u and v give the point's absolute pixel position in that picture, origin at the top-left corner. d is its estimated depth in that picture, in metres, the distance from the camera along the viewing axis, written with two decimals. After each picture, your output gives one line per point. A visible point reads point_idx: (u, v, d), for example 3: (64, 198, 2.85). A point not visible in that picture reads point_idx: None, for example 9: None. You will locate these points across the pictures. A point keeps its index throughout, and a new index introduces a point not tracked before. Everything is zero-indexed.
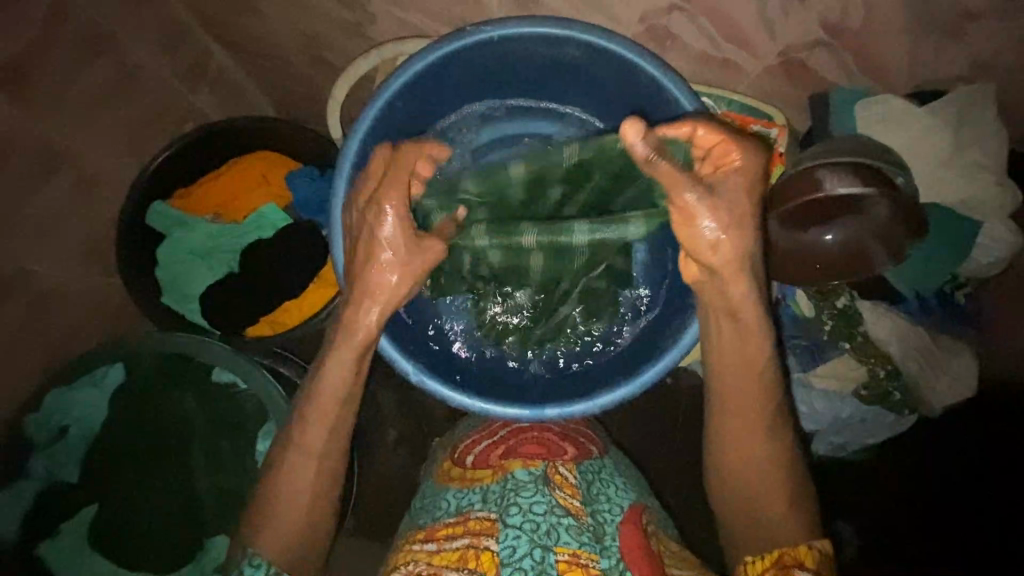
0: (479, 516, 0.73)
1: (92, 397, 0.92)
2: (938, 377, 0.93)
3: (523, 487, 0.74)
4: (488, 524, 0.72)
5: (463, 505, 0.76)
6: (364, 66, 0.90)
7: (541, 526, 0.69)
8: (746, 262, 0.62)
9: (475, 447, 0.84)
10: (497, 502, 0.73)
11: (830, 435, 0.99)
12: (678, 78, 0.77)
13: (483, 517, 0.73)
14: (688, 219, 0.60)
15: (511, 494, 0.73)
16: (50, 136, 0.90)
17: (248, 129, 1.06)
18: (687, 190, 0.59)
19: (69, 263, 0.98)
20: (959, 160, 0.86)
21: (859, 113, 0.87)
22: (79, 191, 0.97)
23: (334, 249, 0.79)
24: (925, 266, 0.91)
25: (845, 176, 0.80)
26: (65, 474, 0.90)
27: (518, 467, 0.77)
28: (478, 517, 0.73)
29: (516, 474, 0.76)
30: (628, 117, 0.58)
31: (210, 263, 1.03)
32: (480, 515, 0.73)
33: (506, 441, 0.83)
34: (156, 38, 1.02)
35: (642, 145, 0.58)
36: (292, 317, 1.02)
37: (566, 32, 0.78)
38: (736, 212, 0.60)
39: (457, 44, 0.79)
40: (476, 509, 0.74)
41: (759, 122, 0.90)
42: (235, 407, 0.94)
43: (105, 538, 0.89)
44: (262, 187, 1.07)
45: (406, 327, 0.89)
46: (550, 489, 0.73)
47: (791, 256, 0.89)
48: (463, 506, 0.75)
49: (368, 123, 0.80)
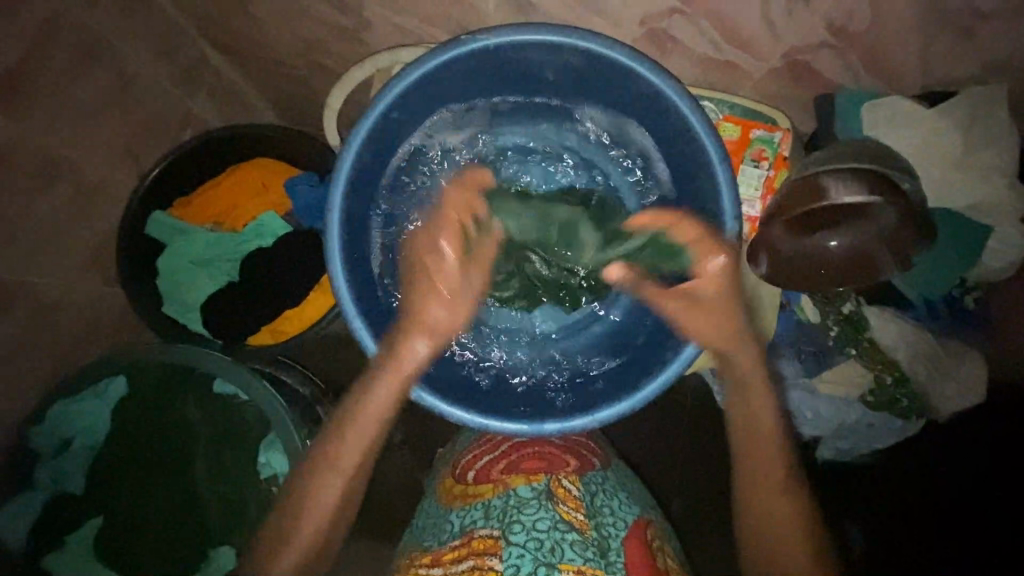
0: (483, 535, 0.73)
1: (96, 409, 0.92)
2: (944, 383, 0.91)
3: (526, 504, 0.75)
4: (491, 542, 0.72)
5: (467, 523, 0.76)
6: (359, 74, 0.88)
7: (545, 544, 0.70)
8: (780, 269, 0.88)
9: (478, 462, 0.83)
10: (500, 519, 0.74)
11: (835, 440, 0.98)
12: (678, 84, 0.76)
13: (486, 536, 0.73)
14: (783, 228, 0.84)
15: (513, 512, 0.74)
16: (49, 148, 0.90)
17: (246, 136, 1.05)
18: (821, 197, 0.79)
19: (71, 275, 0.99)
20: (970, 162, 0.83)
21: (865, 116, 0.85)
22: (79, 202, 0.97)
23: (331, 267, 0.79)
24: (934, 271, 0.89)
25: (851, 184, 0.77)
26: (72, 485, 0.91)
27: (521, 484, 0.78)
28: (481, 536, 0.73)
29: (518, 491, 0.77)
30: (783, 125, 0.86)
31: (211, 271, 1.03)
32: (483, 533, 0.73)
33: (508, 456, 0.83)
34: (154, 46, 1.02)
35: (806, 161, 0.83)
36: (293, 326, 1.02)
37: (565, 39, 0.77)
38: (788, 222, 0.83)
39: (453, 52, 0.78)
40: (479, 527, 0.74)
41: (762, 127, 0.87)
42: (237, 419, 0.94)
43: (110, 551, 0.90)
44: (260, 194, 1.06)
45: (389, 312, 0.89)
46: (554, 504, 0.75)
47: (796, 264, 0.87)
48: (466, 525, 0.76)
49: (364, 135, 0.79)
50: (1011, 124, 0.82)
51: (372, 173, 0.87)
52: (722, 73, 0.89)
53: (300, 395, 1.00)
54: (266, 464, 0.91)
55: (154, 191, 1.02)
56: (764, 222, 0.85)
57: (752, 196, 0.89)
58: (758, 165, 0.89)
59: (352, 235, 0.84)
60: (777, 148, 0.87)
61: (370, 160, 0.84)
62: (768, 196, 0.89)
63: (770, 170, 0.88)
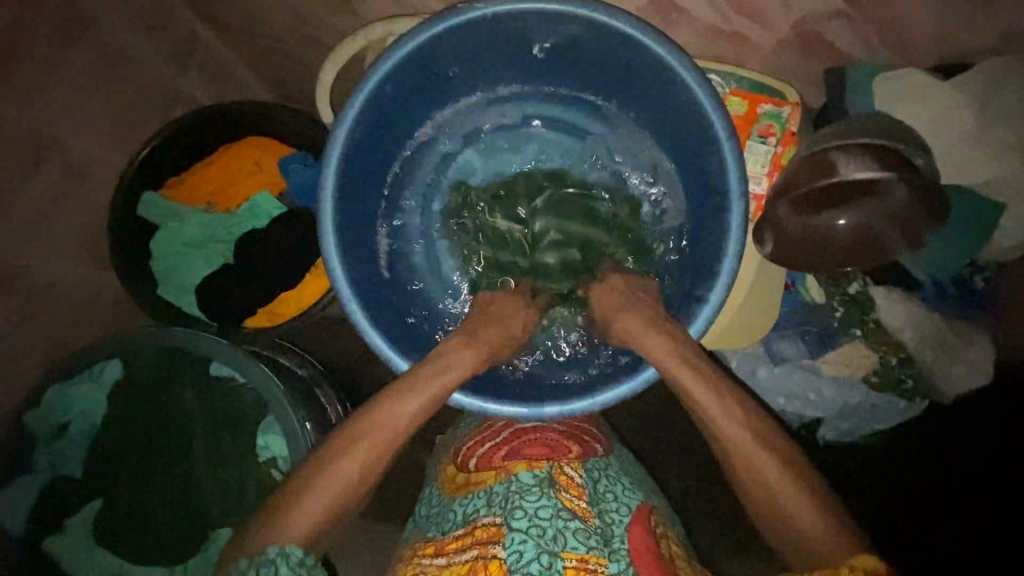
0: (486, 523, 0.73)
1: (91, 393, 0.91)
2: (951, 365, 0.90)
3: (528, 490, 0.73)
4: (493, 530, 0.71)
5: (469, 512, 0.75)
6: (352, 48, 0.85)
7: (547, 531, 0.70)
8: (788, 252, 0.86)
9: (478, 450, 0.81)
10: (502, 506, 0.72)
11: (838, 421, 0.96)
12: (683, 56, 0.73)
13: (489, 524, 0.72)
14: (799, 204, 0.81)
15: (514, 498, 0.72)
16: (40, 126, 0.88)
17: (238, 115, 1.02)
18: (846, 169, 0.76)
19: (65, 257, 0.97)
20: (982, 138, 0.80)
21: (878, 87, 0.81)
22: (71, 181, 0.95)
23: (325, 247, 0.78)
24: (944, 251, 0.87)
25: (859, 160, 0.75)
26: (71, 469, 0.91)
27: (523, 470, 0.76)
28: (484, 525, 0.73)
29: (520, 476, 0.75)
30: (791, 101, 0.83)
31: (206, 254, 1.00)
32: (486, 521, 0.73)
33: (510, 442, 0.81)
34: (144, 20, 0.99)
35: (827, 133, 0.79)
36: (289, 308, 1.01)
37: (566, 8, 0.74)
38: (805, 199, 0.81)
39: (448, 22, 0.75)
40: (482, 516, 0.74)
41: (770, 102, 0.84)
42: (235, 402, 0.93)
43: (111, 535, 0.90)
44: (254, 175, 1.04)
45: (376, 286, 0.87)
46: (556, 492, 0.73)
47: (802, 243, 0.85)
48: (469, 515, 0.75)
49: (357, 109, 0.77)
50: None
51: (369, 150, 0.84)
52: (728, 46, 0.86)
53: (301, 377, 1.00)
54: (264, 447, 0.91)
55: (145, 171, 1.00)
56: (771, 199, 0.82)
57: (758, 173, 0.86)
58: (765, 142, 0.85)
59: (346, 217, 0.82)
60: (785, 123, 0.84)
61: (365, 137, 0.81)
62: (775, 173, 0.86)
63: (777, 147, 0.84)
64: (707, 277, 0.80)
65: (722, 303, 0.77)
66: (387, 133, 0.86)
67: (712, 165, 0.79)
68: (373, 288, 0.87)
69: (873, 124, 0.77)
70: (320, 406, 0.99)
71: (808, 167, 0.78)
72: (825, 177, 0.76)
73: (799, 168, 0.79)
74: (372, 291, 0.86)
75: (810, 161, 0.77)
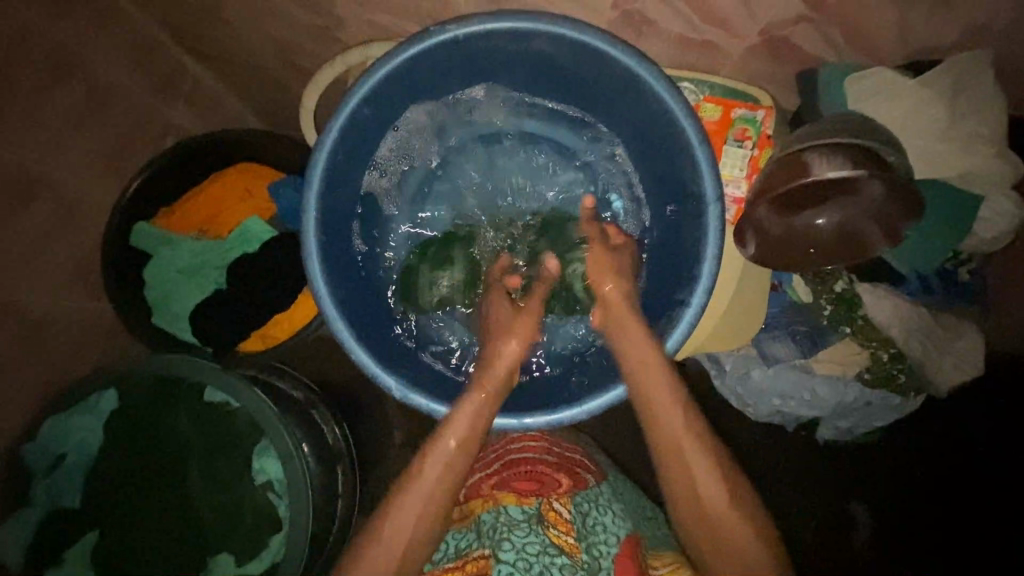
0: (476, 556, 0.74)
1: (89, 423, 0.92)
2: (942, 358, 0.89)
3: (517, 525, 0.75)
4: (482, 563, 0.72)
5: (461, 546, 0.76)
6: (329, 74, 0.85)
7: (534, 565, 0.71)
8: (774, 254, 0.87)
9: (470, 481, 0.87)
10: (490, 538, 0.74)
11: (836, 420, 0.98)
12: (653, 64, 0.75)
13: (479, 556, 0.73)
14: (778, 208, 0.83)
15: (502, 530, 0.74)
16: (27, 165, 0.89)
17: (227, 144, 1.05)
18: (816, 167, 0.75)
19: (58, 291, 0.98)
20: (957, 132, 0.82)
21: (849, 89, 0.83)
22: (59, 216, 0.96)
23: (309, 269, 0.79)
24: (926, 245, 0.87)
25: (833, 160, 0.74)
26: (68, 500, 0.91)
27: (512, 503, 0.78)
28: (474, 559, 0.74)
29: (509, 509, 0.78)
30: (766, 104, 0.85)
31: (197, 281, 1.00)
32: (476, 555, 0.74)
33: (499, 473, 0.85)
34: (129, 56, 1.02)
35: (799, 134, 0.80)
36: (282, 331, 1.01)
37: (537, 25, 0.75)
38: (782, 203, 0.81)
39: (423, 45, 0.77)
40: (472, 549, 0.75)
41: (743, 106, 0.86)
42: (227, 427, 0.93)
43: (107, 564, 0.90)
44: (246, 201, 1.04)
45: (360, 301, 0.89)
46: (544, 529, 0.75)
47: (782, 244, 0.86)
48: (461, 548, 0.76)
49: (336, 132, 0.78)
50: (996, 91, 0.78)
51: (349, 167, 0.85)
52: (700, 53, 0.87)
53: (296, 400, 0.99)
54: (260, 470, 0.91)
55: (140, 201, 1.02)
56: (748, 203, 0.82)
57: (737, 177, 0.89)
58: (740, 145, 0.87)
59: (328, 237, 0.83)
60: (760, 128, 0.86)
61: (345, 159, 0.83)
62: (753, 176, 0.88)
63: (754, 149, 0.87)
64: (688, 281, 0.81)
65: (704, 306, 0.78)
66: (368, 151, 0.88)
67: (686, 170, 0.80)
68: (358, 304, 0.88)
69: (848, 126, 0.76)
70: (318, 428, 0.99)
71: (793, 168, 0.77)
72: (792, 173, 0.77)
73: (776, 167, 0.79)
74: (359, 310, 0.87)
75: (780, 164, 0.78)
